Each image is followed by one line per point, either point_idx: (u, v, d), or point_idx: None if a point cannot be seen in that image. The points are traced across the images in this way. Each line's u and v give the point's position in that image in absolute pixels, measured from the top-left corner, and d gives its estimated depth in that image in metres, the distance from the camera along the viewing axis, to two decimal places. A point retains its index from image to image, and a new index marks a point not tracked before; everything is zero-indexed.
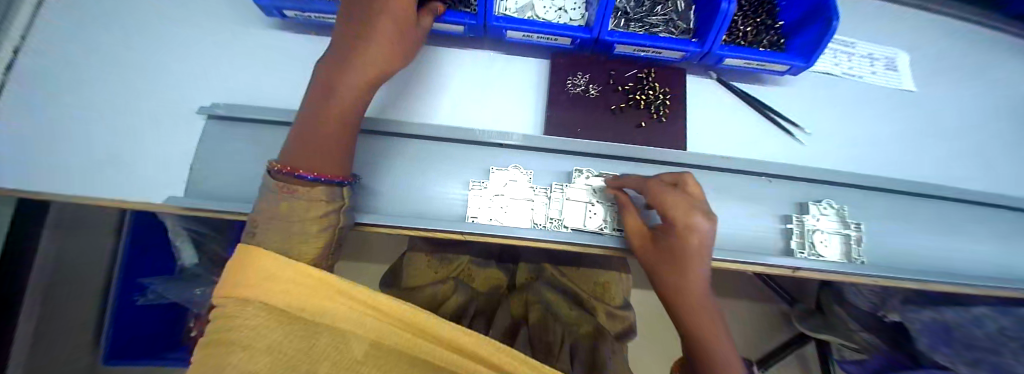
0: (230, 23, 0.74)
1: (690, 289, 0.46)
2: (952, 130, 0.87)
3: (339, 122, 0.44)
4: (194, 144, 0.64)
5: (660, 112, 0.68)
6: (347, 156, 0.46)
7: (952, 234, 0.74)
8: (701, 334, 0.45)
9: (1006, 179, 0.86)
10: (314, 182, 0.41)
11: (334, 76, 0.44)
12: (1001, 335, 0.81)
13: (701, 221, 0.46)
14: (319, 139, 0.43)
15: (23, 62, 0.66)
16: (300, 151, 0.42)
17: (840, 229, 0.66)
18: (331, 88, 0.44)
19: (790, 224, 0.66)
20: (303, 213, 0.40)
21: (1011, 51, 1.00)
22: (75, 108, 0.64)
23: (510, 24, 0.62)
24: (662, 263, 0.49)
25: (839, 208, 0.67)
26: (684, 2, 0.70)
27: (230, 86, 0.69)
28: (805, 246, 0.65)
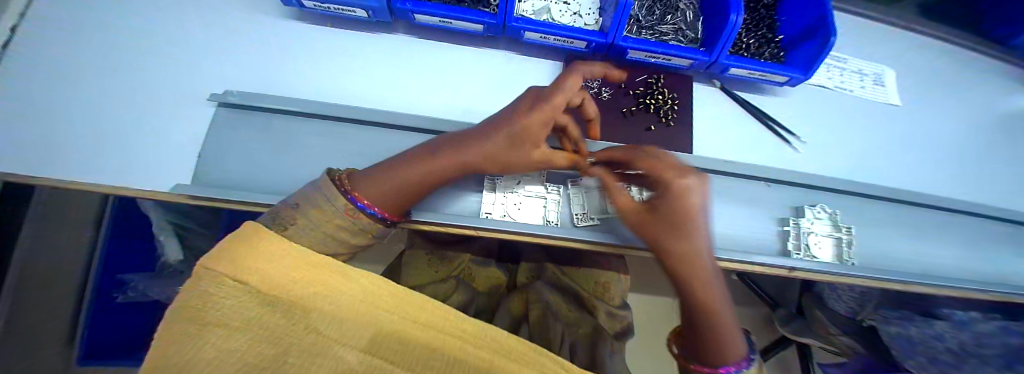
0: (243, 12, 0.73)
1: (697, 254, 0.45)
2: (932, 143, 0.93)
3: (422, 178, 0.47)
4: (204, 130, 0.62)
5: (668, 117, 0.70)
6: (409, 205, 0.48)
7: (931, 240, 0.79)
8: (709, 309, 0.45)
9: (977, 189, 0.93)
10: (373, 216, 0.44)
11: (455, 152, 0.47)
12: (963, 351, 0.88)
13: (691, 179, 0.44)
14: (394, 185, 0.45)
15: (16, 42, 0.63)
16: (366, 181, 0.45)
17: (832, 232, 0.70)
18: (438, 152, 0.48)
19: (787, 227, 0.70)
20: (336, 210, 0.41)
21: (983, 69, 1.09)
22: (73, 91, 0.62)
23: (529, 26, 0.64)
24: (661, 231, 0.46)
25: (831, 213, 0.71)
26: (692, 14, 0.73)
27: (244, 75, 0.68)
28: (801, 248, 0.68)
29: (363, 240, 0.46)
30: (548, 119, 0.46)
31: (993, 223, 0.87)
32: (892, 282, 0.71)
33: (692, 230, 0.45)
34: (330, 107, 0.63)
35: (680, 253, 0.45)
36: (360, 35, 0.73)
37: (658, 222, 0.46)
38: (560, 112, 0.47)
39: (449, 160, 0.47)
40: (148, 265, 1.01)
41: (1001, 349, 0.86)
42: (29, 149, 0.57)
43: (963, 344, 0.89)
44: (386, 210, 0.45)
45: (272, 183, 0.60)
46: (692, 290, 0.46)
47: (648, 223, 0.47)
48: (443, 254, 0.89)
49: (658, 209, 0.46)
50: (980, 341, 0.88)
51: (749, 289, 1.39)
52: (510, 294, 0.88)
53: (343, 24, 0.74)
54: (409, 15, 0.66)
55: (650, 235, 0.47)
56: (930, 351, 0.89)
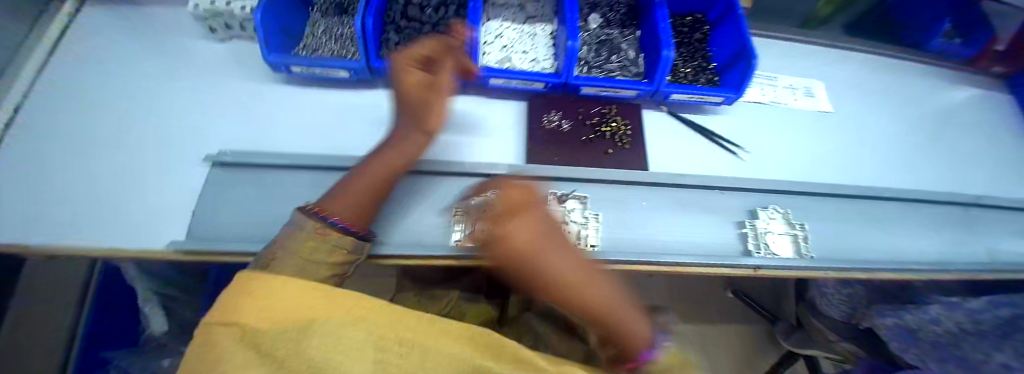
0: (236, 82, 0.82)
1: (575, 287, 0.34)
2: (867, 139, 1.04)
3: (375, 174, 0.54)
4: (198, 188, 0.67)
5: (623, 141, 0.79)
6: (368, 213, 0.53)
7: (882, 228, 0.87)
8: (611, 323, 0.39)
9: (917, 178, 1.02)
10: (342, 228, 0.48)
11: (388, 141, 0.58)
12: (961, 330, 0.91)
13: (514, 202, 0.34)
14: (354, 195, 0.51)
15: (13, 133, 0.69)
16: (338, 201, 0.50)
17: (788, 230, 0.77)
18: (381, 150, 0.58)
19: (744, 229, 0.76)
20: (305, 233, 0.46)
21: (900, 71, 1.24)
22: (66, 170, 0.66)
23: (492, 73, 0.73)
24: (517, 274, 0.34)
25: (784, 213, 0.79)
26: (633, 53, 0.84)
27: (235, 136, 0.74)
28: (760, 246, 0.74)
29: (342, 263, 0.49)
30: (411, 73, 0.58)
31: (935, 207, 0.95)
32: (852, 270, 0.76)
33: (539, 274, 0.32)
34: (319, 157, 0.69)
35: (547, 292, 0.34)
36: (343, 92, 0.81)
37: (505, 266, 0.34)
38: (414, 63, 0.60)
39: (391, 152, 0.57)
40: (128, 338, 0.98)
41: (997, 322, 0.88)
42: (11, 226, 0.59)
43: (960, 324, 0.91)
44: (351, 222, 0.50)
45: (259, 231, 0.63)
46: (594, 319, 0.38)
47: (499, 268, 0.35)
48: (430, 292, 0.89)
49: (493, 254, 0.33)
50: (973, 317, 0.91)
51: (746, 304, 1.53)
52: (501, 330, 0.88)
53: (328, 84, 0.82)
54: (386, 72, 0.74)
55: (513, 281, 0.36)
56: (931, 334, 0.94)
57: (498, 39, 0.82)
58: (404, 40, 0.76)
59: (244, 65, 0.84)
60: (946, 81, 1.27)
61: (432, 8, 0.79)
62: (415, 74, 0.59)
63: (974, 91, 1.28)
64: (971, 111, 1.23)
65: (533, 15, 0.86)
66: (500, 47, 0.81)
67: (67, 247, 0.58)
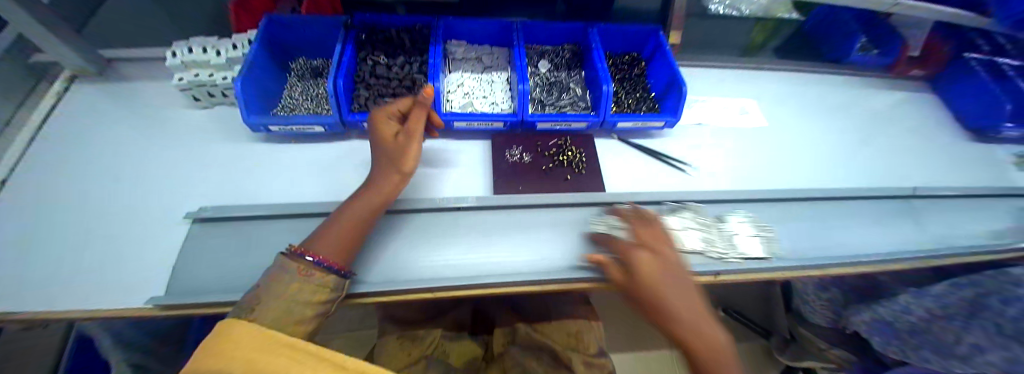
0: (217, 143, 0.88)
1: (679, 311, 0.52)
2: (807, 144, 1.14)
3: (366, 206, 0.61)
4: (179, 244, 0.71)
5: (579, 167, 0.86)
6: (352, 251, 0.58)
7: (834, 223, 0.91)
8: (702, 355, 0.50)
9: (863, 174, 1.09)
10: (324, 267, 0.53)
11: (378, 175, 0.65)
12: (932, 316, 0.93)
13: (646, 252, 0.57)
14: (338, 233, 0.57)
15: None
16: (320, 244, 0.56)
17: (758, 231, 0.82)
18: (372, 183, 0.64)
19: (716, 228, 0.81)
20: (290, 274, 0.50)
21: (828, 80, 1.36)
22: (56, 237, 0.70)
23: (456, 117, 0.82)
24: (643, 293, 0.55)
25: (752, 216, 0.85)
26: (580, 90, 0.96)
27: (215, 193, 0.78)
28: (729, 246, 0.78)
29: (324, 302, 0.53)
30: (389, 128, 0.67)
31: (884, 198, 0.99)
32: (804, 268, 0.79)
33: (661, 296, 0.53)
34: (298, 205, 0.73)
35: (659, 313, 0.53)
36: (321, 144, 0.88)
37: (634, 287, 0.56)
38: (393, 117, 0.69)
39: (384, 182, 0.64)
40: None
41: (960, 306, 0.89)
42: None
43: (930, 311, 0.94)
44: (335, 261, 0.55)
45: (233, 281, 0.64)
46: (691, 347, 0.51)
47: (630, 289, 0.57)
48: (414, 333, 0.88)
49: (631, 279, 0.56)
50: (941, 301, 0.92)
51: (739, 322, 1.55)
52: (487, 368, 0.84)
53: (306, 139, 0.89)
54: (359, 124, 0.81)
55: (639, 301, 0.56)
56: (905, 324, 0.98)
57: (459, 87, 0.92)
58: (374, 94, 0.84)
59: (226, 128, 0.91)
60: (871, 89, 1.38)
61: (398, 66, 0.89)
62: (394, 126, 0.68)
63: (903, 89, 1.40)
64: (902, 112, 1.31)
65: (489, 65, 0.98)
66: (462, 94, 0.91)
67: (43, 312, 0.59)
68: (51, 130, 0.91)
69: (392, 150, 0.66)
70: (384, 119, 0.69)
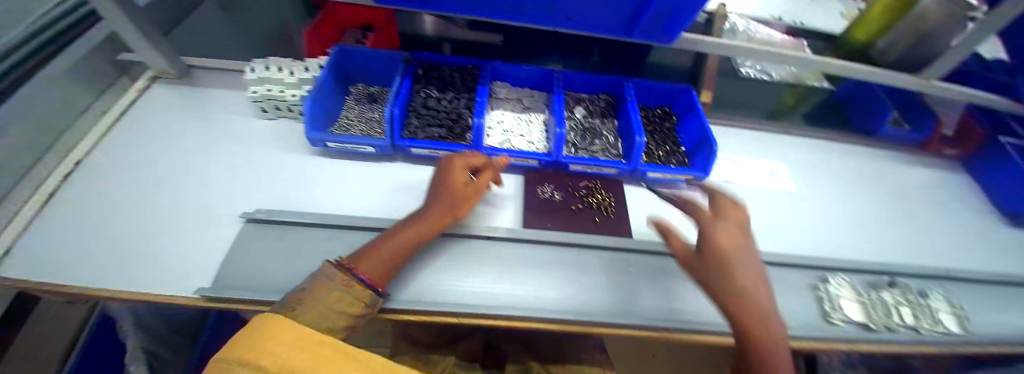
0: (275, 152, 0.96)
1: (744, 293, 0.53)
2: (836, 213, 1.14)
3: (413, 232, 0.66)
4: (230, 241, 0.76)
5: (607, 211, 0.90)
6: (389, 272, 0.62)
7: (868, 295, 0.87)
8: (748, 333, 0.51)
9: (895, 250, 1.06)
10: (363, 282, 0.56)
11: (436, 212, 0.70)
12: None
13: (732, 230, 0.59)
14: (382, 252, 0.61)
15: (81, 191, 0.83)
16: (364, 261, 0.59)
17: (950, 310, 0.88)
18: (426, 214, 0.69)
19: (912, 301, 0.88)
20: (334, 283, 0.53)
21: (857, 151, 1.37)
22: (123, 222, 0.77)
23: (495, 152, 0.88)
24: (708, 268, 0.57)
25: (943, 295, 0.91)
26: (613, 138, 1.01)
27: (267, 198, 0.84)
28: (936, 319, 0.85)
29: (356, 316, 0.54)
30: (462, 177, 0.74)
31: (920, 278, 0.95)
32: (832, 341, 0.79)
33: (729, 273, 0.55)
34: (342, 218, 0.78)
35: (723, 288, 0.54)
36: (366, 163, 0.95)
37: (704, 261, 0.58)
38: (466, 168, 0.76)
39: (438, 218, 0.69)
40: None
41: None
42: (62, 266, 0.68)
43: None
44: (372, 278, 0.58)
45: (274, 284, 0.68)
46: (749, 331, 0.51)
47: (695, 262, 0.59)
48: (429, 356, 0.88)
49: (701, 252, 0.59)
50: None
51: None
52: None
53: (354, 156, 0.96)
54: (406, 149, 0.87)
55: (700, 274, 0.58)
56: None
57: (499, 124, 0.99)
58: (424, 124, 0.92)
59: (284, 139, 1.00)
60: (903, 163, 1.37)
61: (447, 100, 0.97)
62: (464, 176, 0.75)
63: (936, 167, 1.38)
64: (931, 190, 1.30)
65: (529, 107, 1.05)
66: (502, 130, 0.98)
67: (98, 292, 0.64)
68: (128, 123, 1.02)
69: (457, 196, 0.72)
70: (458, 165, 0.76)
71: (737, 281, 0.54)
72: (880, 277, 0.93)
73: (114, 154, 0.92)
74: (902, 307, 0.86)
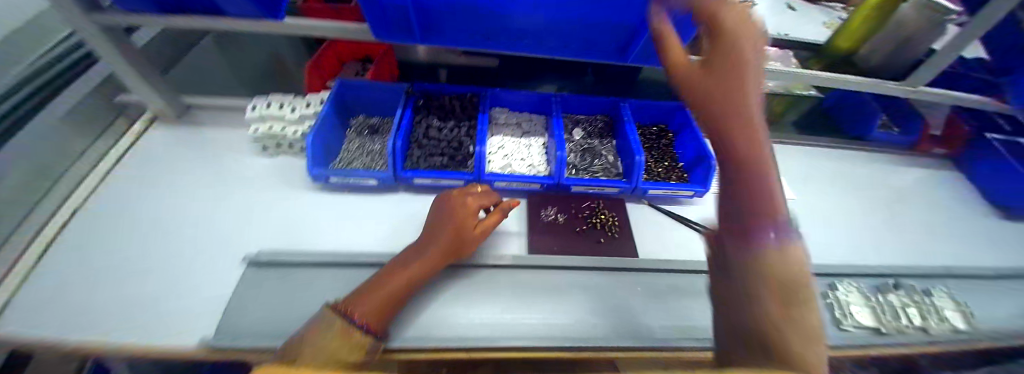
0: (275, 189, 0.96)
1: (749, 113, 0.47)
2: (838, 219, 1.14)
3: (415, 269, 0.65)
4: (232, 285, 0.76)
5: (612, 230, 0.90)
6: (389, 313, 0.60)
7: (884, 299, 0.86)
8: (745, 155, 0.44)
9: (899, 253, 1.07)
10: (362, 329, 0.55)
11: (439, 247, 0.68)
12: None
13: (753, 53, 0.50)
14: (383, 293, 0.61)
15: (73, 239, 0.82)
16: (362, 305, 0.58)
17: (957, 307, 0.87)
18: (428, 247, 0.69)
19: (921, 300, 0.87)
20: (336, 329, 0.52)
21: (850, 155, 1.40)
22: (122, 269, 0.76)
23: (498, 177, 0.89)
24: (717, 83, 0.49)
25: (948, 294, 0.90)
26: (612, 157, 1.02)
27: (269, 238, 0.84)
28: (942, 318, 0.84)
29: (358, 363, 0.52)
30: (472, 215, 0.74)
31: (929, 280, 0.95)
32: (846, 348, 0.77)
33: (739, 86, 0.48)
34: (347, 256, 0.78)
35: (724, 109, 0.47)
36: (370, 195, 0.95)
37: (716, 73, 0.49)
38: (476, 206, 0.77)
39: (438, 251, 0.68)
40: None
41: None
42: (53, 321, 0.66)
43: None
44: (372, 323, 0.57)
45: (278, 327, 0.66)
46: (744, 153, 0.44)
47: (700, 78, 0.51)
48: None
49: (712, 65, 0.50)
50: None
51: None
52: None
53: (356, 189, 0.96)
54: (409, 180, 0.87)
55: (702, 92, 0.50)
56: None
57: (500, 149, 1.00)
58: (425, 154, 0.93)
59: (285, 175, 1.00)
60: (895, 165, 1.40)
61: (448, 129, 0.99)
62: (474, 214, 0.75)
63: (928, 167, 1.41)
64: (926, 189, 1.31)
65: (529, 130, 1.07)
66: (502, 155, 0.99)
67: (93, 346, 0.63)
68: (125, 166, 1.01)
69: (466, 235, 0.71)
70: (469, 202, 0.76)
71: (745, 102, 0.47)
72: (886, 281, 0.92)
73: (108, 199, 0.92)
74: (911, 308, 0.84)
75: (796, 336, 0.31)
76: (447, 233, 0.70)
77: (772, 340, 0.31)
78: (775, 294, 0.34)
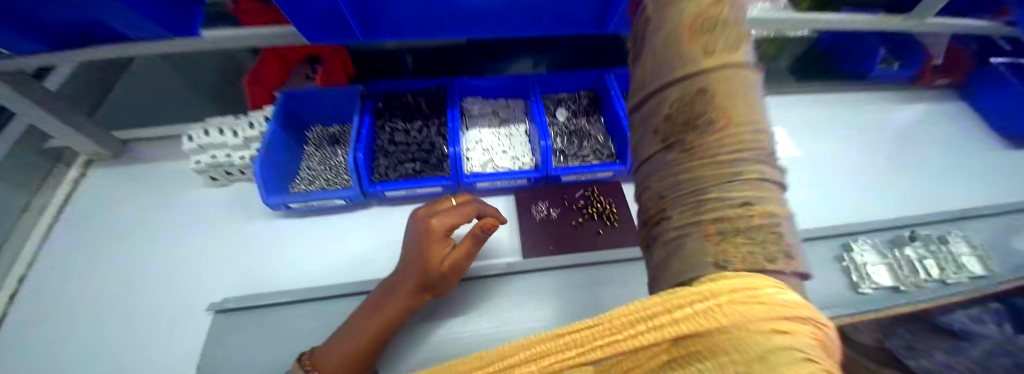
0: (236, 221, 0.87)
1: None
2: (844, 172, 1.08)
3: (383, 314, 0.57)
4: (202, 340, 0.69)
5: (610, 219, 0.82)
6: (367, 361, 0.54)
7: (900, 255, 0.81)
8: None
9: (907, 199, 1.02)
10: None
11: (405, 286, 0.59)
12: None
13: None
14: (352, 343, 0.53)
15: (26, 315, 0.76)
16: (335, 355, 0.52)
17: (973, 252, 0.82)
18: (395, 286, 0.60)
19: (938, 250, 0.81)
20: None
21: (849, 99, 1.32)
22: (83, 347, 0.70)
23: (479, 179, 0.79)
24: None
25: (963, 238, 0.85)
26: (602, 137, 0.93)
27: (236, 280, 0.76)
28: (959, 268, 0.79)
29: None
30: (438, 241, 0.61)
31: (944, 226, 0.89)
32: (871, 313, 0.72)
33: None
34: (324, 289, 0.70)
35: None
36: (342, 215, 0.85)
37: None
38: (443, 229, 0.63)
39: (406, 290, 0.59)
40: None
41: None
42: None
43: None
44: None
45: None
46: None
47: None
48: None
49: None
50: None
51: None
52: None
53: (326, 210, 0.86)
54: (380, 193, 0.78)
55: None
56: None
57: (478, 145, 0.91)
58: (394, 162, 0.83)
59: (245, 204, 0.90)
60: (896, 103, 1.32)
61: (417, 130, 0.88)
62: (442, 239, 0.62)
63: (931, 101, 1.33)
64: (930, 126, 1.25)
65: (507, 118, 0.96)
66: (482, 151, 0.90)
67: None
68: (69, 223, 0.92)
69: (434, 266, 0.60)
70: (434, 224, 0.63)
71: None
72: (901, 234, 0.87)
73: (53, 264, 0.84)
74: (928, 260, 0.79)
75: (737, 129, 0.35)
76: (412, 268, 0.60)
77: (717, 141, 0.35)
78: (724, 91, 0.35)
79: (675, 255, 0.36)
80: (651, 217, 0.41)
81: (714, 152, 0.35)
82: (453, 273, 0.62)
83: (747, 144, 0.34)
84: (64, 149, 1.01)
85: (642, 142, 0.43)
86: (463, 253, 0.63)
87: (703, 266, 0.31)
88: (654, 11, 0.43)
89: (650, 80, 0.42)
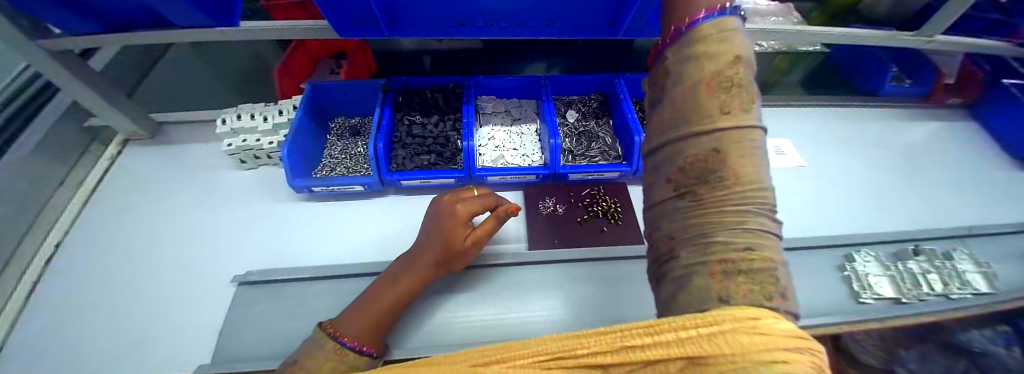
0: (258, 202, 0.92)
1: None
2: (850, 185, 1.09)
3: (404, 284, 0.61)
4: (223, 311, 0.74)
5: (615, 218, 0.85)
6: (383, 331, 0.57)
7: (902, 267, 0.82)
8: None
9: (912, 214, 1.03)
10: (356, 350, 0.53)
11: (427, 260, 0.64)
12: None
13: None
14: (374, 308, 0.57)
15: (64, 278, 0.82)
16: (355, 323, 0.55)
17: (977, 269, 0.81)
18: (417, 259, 0.64)
19: (945, 266, 0.81)
20: (326, 354, 0.50)
21: (860, 113, 1.32)
22: (114, 312, 0.75)
23: (490, 173, 0.83)
24: None
25: (968, 256, 0.84)
26: (610, 139, 0.96)
27: (256, 257, 0.81)
28: (964, 284, 0.79)
29: None
30: (461, 224, 0.67)
31: (947, 241, 0.90)
32: (868, 320, 0.73)
33: None
34: (340, 267, 0.74)
35: None
36: (359, 202, 0.90)
37: None
38: (466, 214, 0.69)
39: (427, 264, 0.64)
40: None
41: None
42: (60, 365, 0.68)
43: None
44: (366, 342, 0.54)
45: (273, 349, 0.64)
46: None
47: None
48: None
49: None
50: None
51: None
52: None
53: (344, 196, 0.91)
54: (396, 182, 0.83)
55: None
56: None
57: (490, 141, 0.95)
58: (411, 153, 0.88)
59: (268, 187, 0.96)
60: (908, 120, 1.32)
61: (432, 124, 0.93)
62: (465, 222, 0.68)
63: (943, 119, 1.33)
64: (940, 144, 1.25)
65: (519, 117, 1.01)
66: (493, 147, 0.94)
67: None
68: (102, 196, 0.98)
69: (456, 245, 0.65)
70: (459, 208, 0.69)
71: None
72: (903, 247, 0.88)
73: (89, 232, 0.90)
74: (931, 275, 0.80)
75: (744, 185, 0.34)
76: (436, 244, 0.65)
77: (727, 195, 0.34)
78: (737, 151, 0.34)
79: (678, 289, 0.36)
80: (660, 256, 0.41)
81: (722, 203, 0.35)
82: (470, 254, 0.68)
83: (754, 196, 0.35)
84: (104, 128, 1.09)
85: (654, 187, 0.43)
86: (482, 237, 0.69)
87: (708, 304, 0.31)
88: (671, 65, 0.41)
89: (665, 129, 0.41)
